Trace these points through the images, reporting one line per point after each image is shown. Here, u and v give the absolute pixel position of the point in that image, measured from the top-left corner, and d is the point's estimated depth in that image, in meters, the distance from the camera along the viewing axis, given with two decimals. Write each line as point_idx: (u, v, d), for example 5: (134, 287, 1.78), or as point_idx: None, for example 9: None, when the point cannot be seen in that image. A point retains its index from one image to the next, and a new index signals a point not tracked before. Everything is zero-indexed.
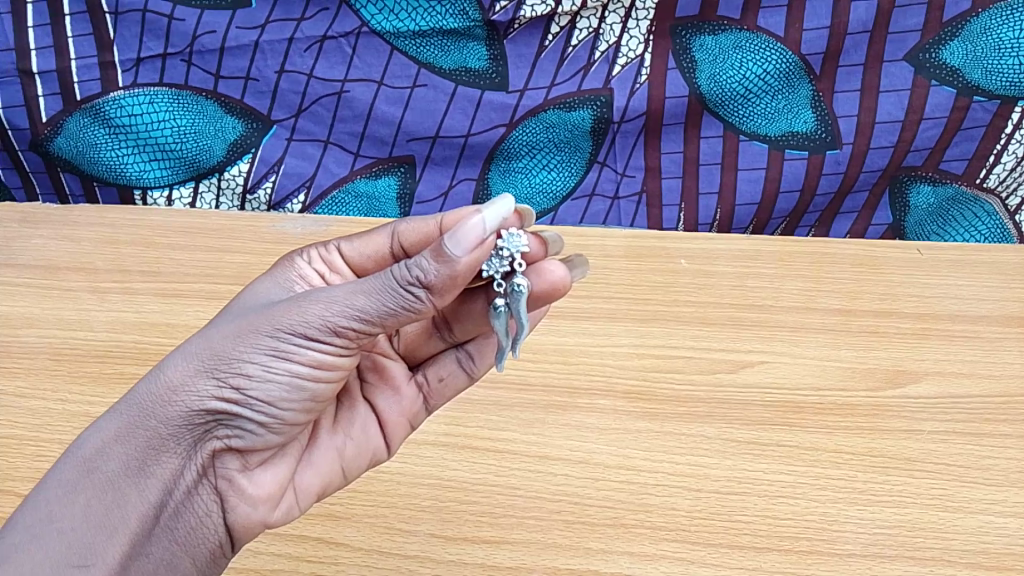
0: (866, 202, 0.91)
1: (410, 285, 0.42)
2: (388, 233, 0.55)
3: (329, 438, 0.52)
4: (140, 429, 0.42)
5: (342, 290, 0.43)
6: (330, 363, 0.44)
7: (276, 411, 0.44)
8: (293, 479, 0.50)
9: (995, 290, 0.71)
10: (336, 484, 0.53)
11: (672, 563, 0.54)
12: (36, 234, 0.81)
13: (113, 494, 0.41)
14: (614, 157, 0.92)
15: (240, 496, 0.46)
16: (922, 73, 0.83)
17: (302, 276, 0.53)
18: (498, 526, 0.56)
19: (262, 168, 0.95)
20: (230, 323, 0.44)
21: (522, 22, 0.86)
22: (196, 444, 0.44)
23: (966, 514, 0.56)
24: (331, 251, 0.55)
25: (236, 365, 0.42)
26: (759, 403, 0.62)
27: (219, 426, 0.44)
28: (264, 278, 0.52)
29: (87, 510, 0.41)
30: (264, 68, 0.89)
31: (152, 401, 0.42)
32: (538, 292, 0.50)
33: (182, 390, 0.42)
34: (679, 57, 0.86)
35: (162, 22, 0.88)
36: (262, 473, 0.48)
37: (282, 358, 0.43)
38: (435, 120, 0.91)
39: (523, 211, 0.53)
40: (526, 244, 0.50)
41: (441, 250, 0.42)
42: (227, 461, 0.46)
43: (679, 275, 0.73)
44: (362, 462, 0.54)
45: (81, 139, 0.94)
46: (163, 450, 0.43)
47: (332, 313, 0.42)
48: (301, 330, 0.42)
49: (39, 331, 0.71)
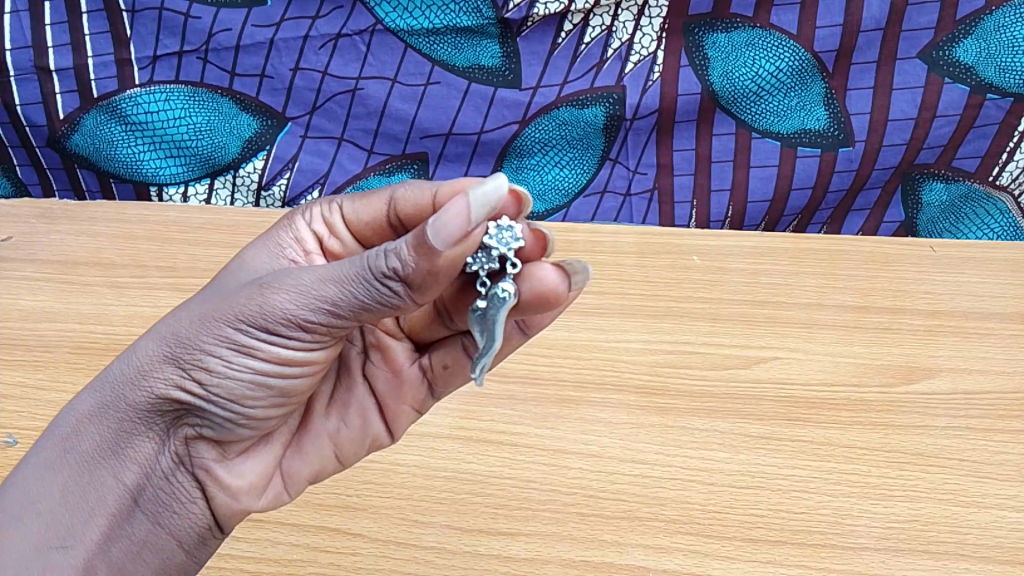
0: (879, 200, 0.92)
1: (385, 278, 0.40)
2: (385, 198, 0.53)
3: (323, 423, 0.53)
4: (112, 411, 0.43)
5: (308, 278, 0.41)
6: (294, 358, 0.44)
7: (243, 402, 0.45)
8: (279, 466, 0.51)
9: (1008, 287, 0.71)
10: (332, 469, 0.54)
11: (687, 556, 0.54)
12: (55, 231, 0.82)
13: (89, 476, 0.43)
14: (627, 154, 0.93)
15: (219, 486, 0.48)
16: (935, 70, 0.84)
17: (297, 238, 0.53)
18: (514, 518, 0.56)
19: (277, 165, 0.95)
20: (200, 306, 0.44)
21: (535, 20, 0.87)
22: (170, 429, 0.45)
23: (980, 509, 0.56)
24: (334, 211, 0.55)
25: (198, 356, 0.42)
26: (772, 399, 0.63)
27: (188, 414, 0.44)
28: (259, 242, 0.53)
29: (65, 488, 0.43)
30: (279, 66, 0.90)
31: (121, 383, 0.43)
32: (527, 299, 0.48)
33: (148, 375, 0.43)
34: (692, 54, 0.87)
35: (178, 20, 0.89)
36: (242, 463, 0.49)
37: (243, 353, 0.42)
38: (448, 117, 0.91)
39: (522, 197, 0.49)
40: (517, 240, 0.49)
41: (421, 242, 0.40)
42: (203, 450, 0.47)
43: (692, 272, 0.73)
44: (359, 448, 0.54)
45: (98, 136, 0.95)
46: (136, 434, 0.44)
47: (294, 305, 0.41)
48: (261, 325, 0.41)
49: (58, 326, 0.72)
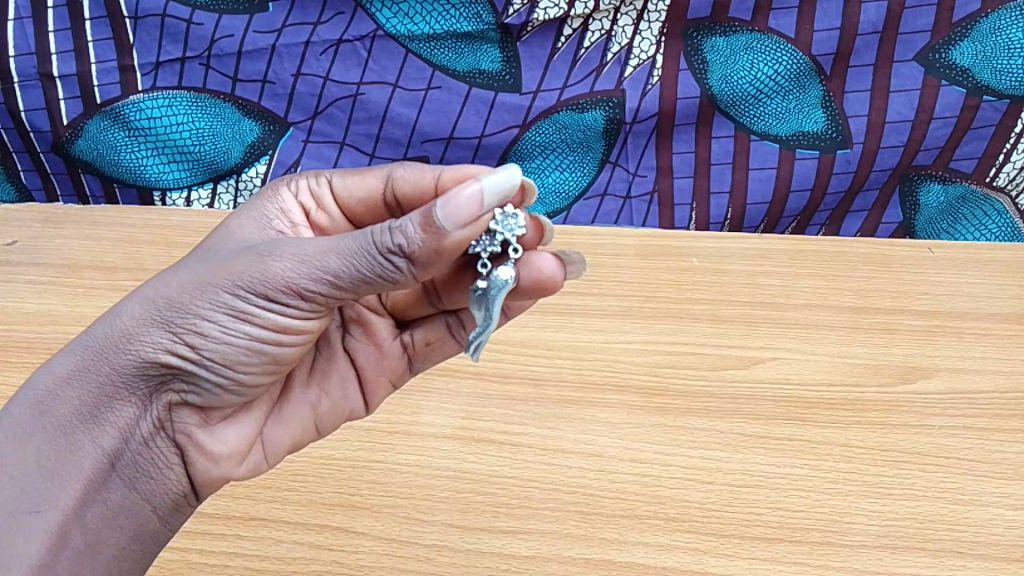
0: (876, 201, 0.92)
1: (390, 253, 0.41)
2: (382, 177, 0.54)
3: (304, 392, 0.54)
4: (94, 374, 0.43)
5: (312, 247, 0.42)
6: (291, 327, 0.45)
7: (232, 369, 0.46)
8: (261, 434, 0.52)
9: (1005, 287, 0.72)
10: (309, 438, 0.55)
11: (686, 553, 0.54)
12: (60, 235, 0.83)
13: (65, 440, 0.42)
14: (627, 158, 0.93)
15: (200, 450, 0.48)
16: (932, 73, 0.85)
17: (283, 209, 0.53)
18: (515, 517, 0.57)
19: (279, 170, 0.96)
20: (191, 270, 0.44)
21: (535, 25, 0.88)
22: (153, 395, 0.45)
23: (977, 507, 0.56)
24: (321, 184, 0.55)
25: (191, 321, 0.43)
26: (772, 399, 0.63)
27: (174, 379, 0.45)
28: (243, 210, 0.52)
29: (39, 452, 0.41)
30: (281, 71, 0.91)
31: (105, 345, 0.43)
32: (524, 285, 0.50)
33: (136, 338, 0.43)
34: (691, 58, 0.87)
35: (180, 27, 0.90)
36: (223, 429, 0.50)
37: (239, 319, 0.43)
38: (449, 121, 0.92)
39: (528, 187, 0.50)
40: (522, 227, 0.49)
41: (431, 220, 0.41)
42: (185, 416, 0.47)
43: (691, 273, 0.74)
44: (337, 418, 0.56)
45: (102, 141, 0.96)
46: (119, 399, 0.44)
47: (297, 273, 0.42)
48: (261, 291, 0.42)
49: (62, 329, 0.73)
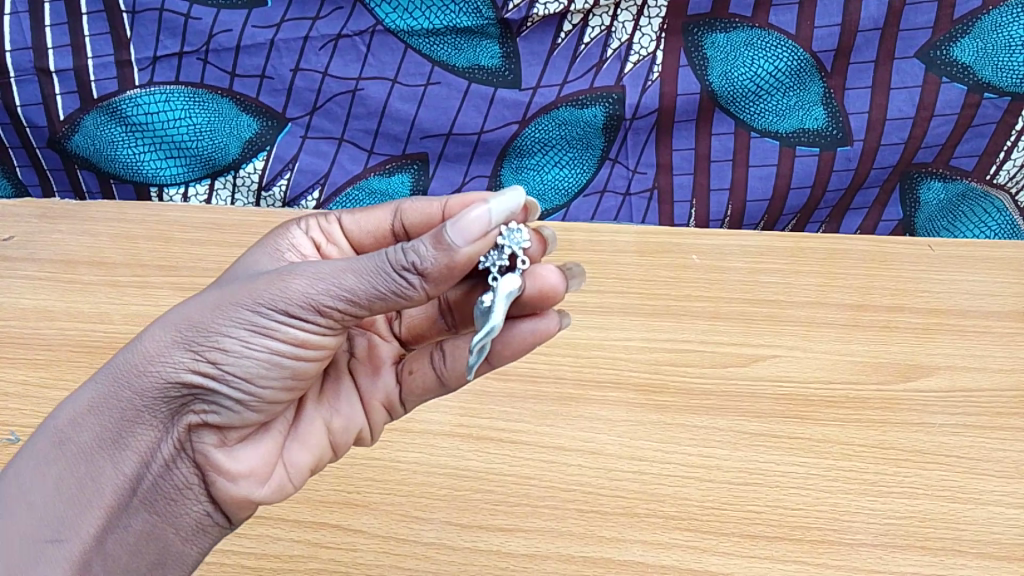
0: (877, 199, 0.92)
1: (403, 270, 0.42)
2: (390, 210, 0.54)
3: (317, 411, 0.53)
4: (115, 400, 0.43)
5: (331, 265, 0.43)
6: (311, 342, 0.45)
7: (254, 387, 0.45)
8: (282, 455, 0.51)
9: (1006, 285, 0.71)
10: (326, 458, 0.54)
11: (686, 552, 0.54)
12: (56, 230, 0.83)
13: (86, 467, 0.42)
14: (627, 154, 0.93)
15: (219, 472, 0.47)
16: (933, 70, 0.84)
17: (293, 244, 0.53)
18: (513, 515, 0.56)
19: (277, 165, 0.96)
20: (212, 293, 0.44)
21: (535, 20, 0.87)
22: (174, 417, 0.44)
23: (977, 505, 0.56)
24: (331, 222, 0.55)
25: (214, 339, 0.43)
26: (771, 396, 0.63)
27: (195, 400, 0.44)
28: (258, 245, 0.53)
29: (60, 479, 0.42)
30: (279, 66, 0.90)
31: (126, 371, 0.43)
32: (528, 296, 0.51)
33: (158, 360, 0.43)
34: (691, 54, 0.87)
35: (178, 21, 0.89)
36: (242, 449, 0.49)
37: (261, 334, 0.43)
38: (448, 117, 0.92)
39: (528, 205, 0.52)
40: (526, 241, 0.50)
41: (442, 237, 0.43)
42: (205, 437, 0.46)
43: (691, 271, 0.73)
44: (350, 435, 0.55)
45: (99, 137, 0.96)
46: (140, 422, 0.43)
47: (317, 290, 0.43)
48: (283, 306, 0.43)
49: (58, 325, 0.72)
